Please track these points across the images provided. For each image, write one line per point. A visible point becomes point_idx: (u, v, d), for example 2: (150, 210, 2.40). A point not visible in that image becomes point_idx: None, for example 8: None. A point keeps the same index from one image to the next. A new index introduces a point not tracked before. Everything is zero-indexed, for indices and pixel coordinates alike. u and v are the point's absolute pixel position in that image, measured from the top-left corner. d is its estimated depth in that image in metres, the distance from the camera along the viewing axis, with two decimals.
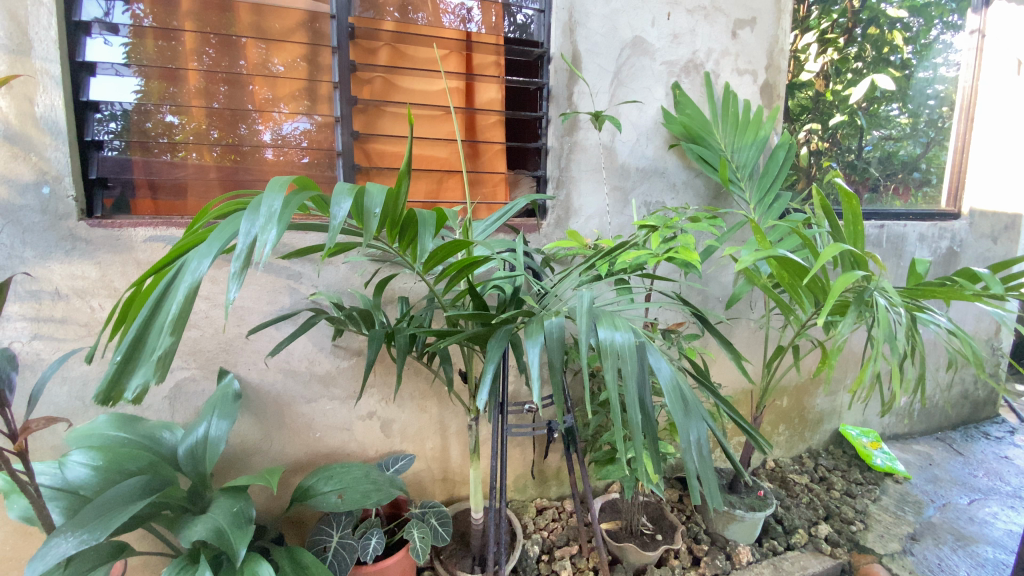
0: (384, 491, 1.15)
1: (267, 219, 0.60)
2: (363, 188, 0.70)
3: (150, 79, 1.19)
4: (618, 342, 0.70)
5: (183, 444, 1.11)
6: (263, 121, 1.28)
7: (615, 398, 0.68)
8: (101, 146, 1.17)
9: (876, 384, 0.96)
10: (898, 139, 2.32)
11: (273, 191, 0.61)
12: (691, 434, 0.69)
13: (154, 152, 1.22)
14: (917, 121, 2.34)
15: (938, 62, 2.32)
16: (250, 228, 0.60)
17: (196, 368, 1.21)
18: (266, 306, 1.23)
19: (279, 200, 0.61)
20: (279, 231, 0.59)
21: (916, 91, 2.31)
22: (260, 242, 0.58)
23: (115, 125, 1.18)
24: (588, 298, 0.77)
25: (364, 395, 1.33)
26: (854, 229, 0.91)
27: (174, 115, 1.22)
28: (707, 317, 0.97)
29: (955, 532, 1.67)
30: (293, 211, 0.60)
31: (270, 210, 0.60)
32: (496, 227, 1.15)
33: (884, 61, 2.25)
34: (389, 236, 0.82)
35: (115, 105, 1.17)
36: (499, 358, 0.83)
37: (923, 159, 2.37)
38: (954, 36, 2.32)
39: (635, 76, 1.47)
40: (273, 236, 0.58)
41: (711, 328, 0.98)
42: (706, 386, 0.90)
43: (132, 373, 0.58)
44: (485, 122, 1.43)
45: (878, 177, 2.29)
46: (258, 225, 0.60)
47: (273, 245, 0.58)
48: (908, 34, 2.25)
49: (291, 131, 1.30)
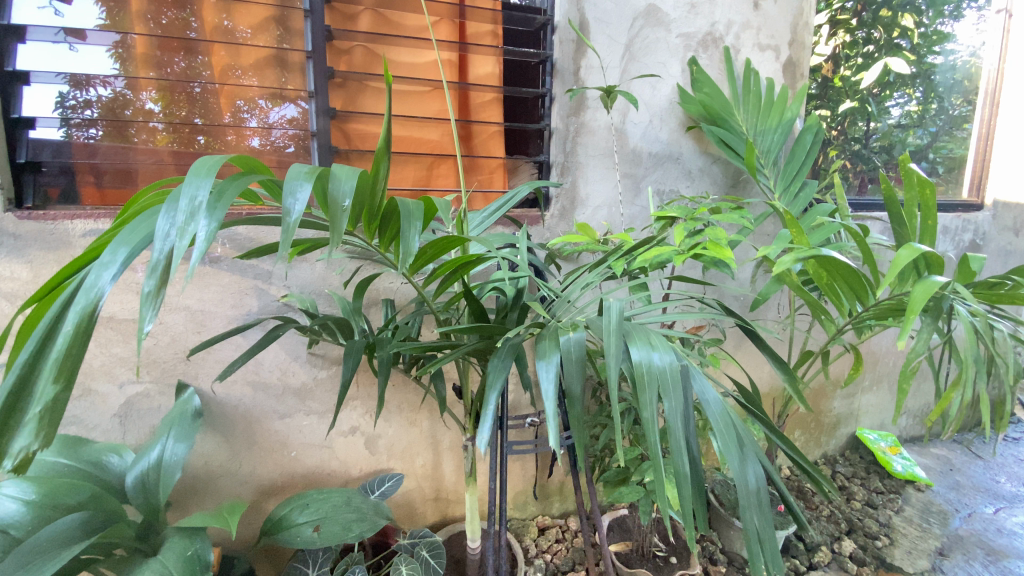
0: (368, 521, 1.00)
1: (188, 215, 0.43)
2: (329, 171, 0.54)
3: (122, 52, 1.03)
4: (656, 366, 0.55)
5: (133, 473, 0.95)
6: (245, 104, 1.12)
7: (656, 442, 0.53)
8: (70, 132, 1.02)
9: (963, 415, 0.81)
10: (909, 127, 2.19)
11: (198, 177, 0.45)
12: (750, 479, 0.54)
13: (127, 137, 1.06)
14: (927, 108, 2.20)
15: (955, 47, 2.19)
16: (167, 227, 0.43)
17: (150, 382, 1.06)
18: (230, 310, 1.07)
19: (205, 189, 0.44)
20: (209, 231, 0.43)
21: (929, 76, 2.17)
22: (182, 247, 0.42)
23: (93, 113, 1.03)
24: (616, 309, 0.61)
25: (344, 409, 1.18)
26: (927, 223, 0.76)
27: (152, 100, 1.06)
28: (756, 329, 0.76)
29: (984, 546, 1.55)
30: (225, 204, 0.44)
31: (193, 203, 0.43)
32: (494, 220, 1.00)
33: (896, 45, 2.11)
34: (365, 231, 0.66)
35: (85, 89, 1.02)
36: (501, 385, 0.66)
37: (930, 149, 2.24)
38: (972, 18, 2.19)
39: (648, 49, 1.31)
40: (200, 241, 0.42)
41: (762, 343, 0.76)
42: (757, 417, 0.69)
43: (12, 432, 0.43)
44: (480, 100, 1.27)
45: (878, 167, 2.15)
46: (176, 222, 0.43)
47: (200, 254, 0.42)
48: (919, 18, 2.11)
49: (277, 119, 1.15)
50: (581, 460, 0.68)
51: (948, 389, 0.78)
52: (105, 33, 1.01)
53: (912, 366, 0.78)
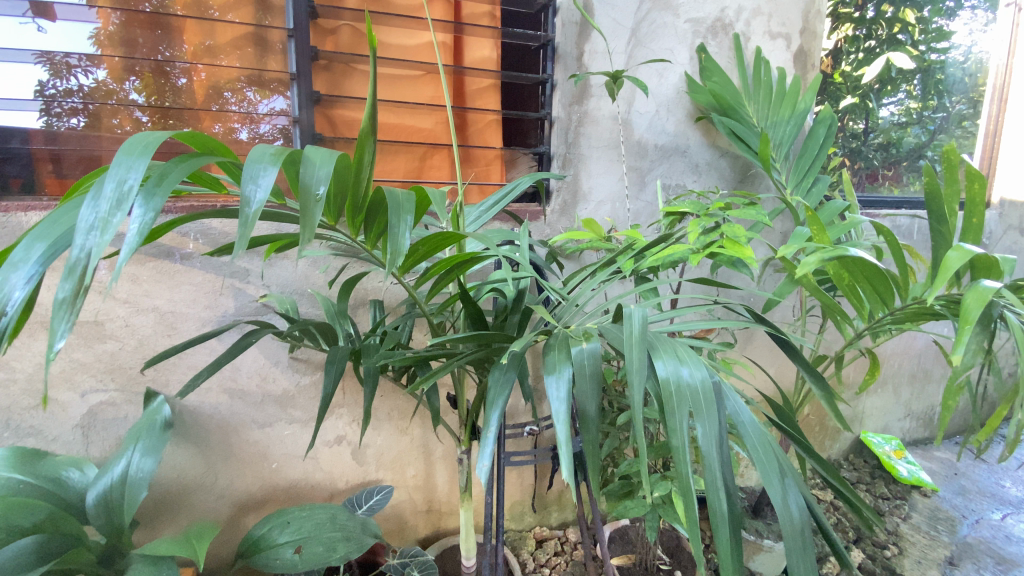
0: (355, 541, 0.92)
1: (115, 203, 0.36)
2: (300, 153, 0.46)
3: (111, 34, 0.95)
4: (686, 383, 0.47)
5: (94, 489, 0.85)
6: (232, 95, 1.04)
7: (687, 472, 0.45)
8: (50, 122, 0.94)
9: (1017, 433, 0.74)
10: (907, 124, 2.13)
11: (129, 157, 0.38)
12: (793, 513, 0.47)
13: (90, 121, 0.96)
14: (926, 105, 2.14)
15: (956, 43, 2.14)
16: (90, 218, 0.36)
17: (116, 390, 0.97)
18: (204, 311, 0.99)
19: (138, 171, 0.37)
20: (142, 222, 0.37)
21: (929, 73, 2.12)
22: (105, 242, 0.35)
23: (76, 103, 0.95)
24: (638, 317, 0.53)
25: (329, 417, 1.10)
26: (972, 221, 0.69)
27: (136, 90, 0.98)
28: (789, 338, 0.68)
29: (994, 554, 1.50)
30: (164, 190, 0.37)
31: (120, 189, 0.36)
32: (492, 215, 0.92)
33: (898, 40, 2.05)
34: (348, 225, 0.58)
35: (65, 78, 0.94)
36: (504, 402, 0.58)
37: (929, 147, 2.18)
38: (972, 14, 2.14)
39: (655, 35, 1.23)
40: (130, 234, 0.36)
41: (797, 355, 0.68)
42: (796, 439, 0.60)
43: None
44: (475, 86, 1.18)
45: (878, 165, 2.09)
46: (100, 211, 0.36)
47: (129, 249, 0.35)
48: (919, 14, 2.06)
49: (266, 112, 1.06)
50: (592, 491, 0.60)
51: (1004, 405, 0.71)
52: (73, 6, 0.92)
53: (959, 380, 0.71)
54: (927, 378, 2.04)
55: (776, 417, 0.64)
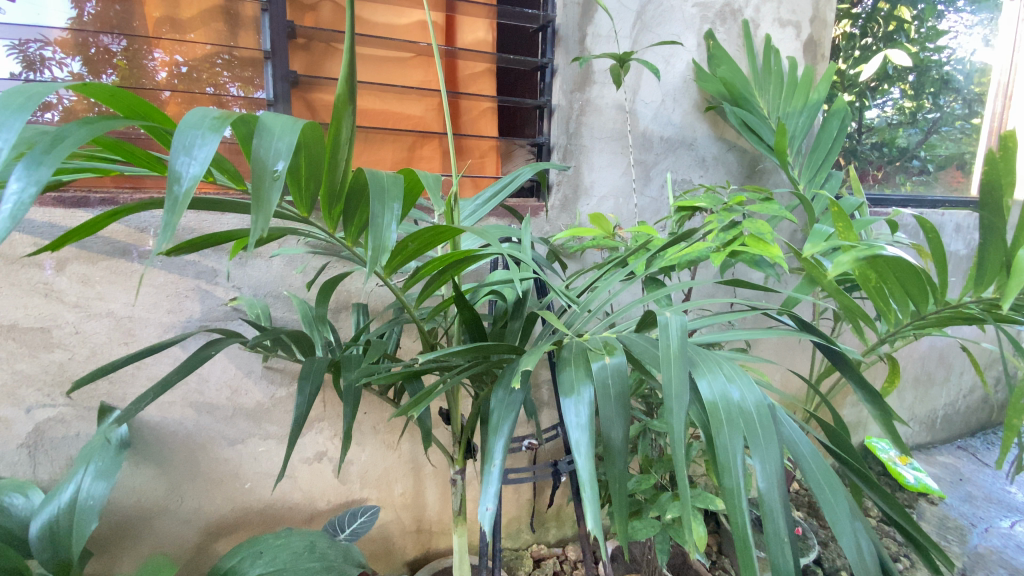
0: (337, 572, 0.82)
1: None
2: (250, 119, 0.37)
3: (85, 20, 0.85)
4: (737, 406, 0.39)
5: (39, 518, 0.73)
6: (214, 89, 0.94)
7: (744, 519, 0.37)
8: None
9: None
10: (900, 124, 2.07)
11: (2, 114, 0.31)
12: (867, 564, 0.39)
13: None
14: (920, 105, 2.09)
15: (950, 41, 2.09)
16: None
17: (66, 406, 0.86)
18: (166, 316, 0.89)
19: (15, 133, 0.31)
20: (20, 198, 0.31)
21: (924, 71, 2.06)
22: None
23: None
24: (676, 326, 0.45)
25: (309, 432, 1.00)
26: None
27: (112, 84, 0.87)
28: (841, 349, 0.60)
29: (1007, 565, 1.45)
30: (52, 160, 0.31)
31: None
32: (490, 209, 0.82)
33: (894, 38, 1.99)
34: (324, 218, 0.48)
35: (39, 71, 0.83)
36: (511, 427, 0.49)
37: (923, 147, 2.13)
38: (963, 12, 2.09)
39: (661, 18, 1.15)
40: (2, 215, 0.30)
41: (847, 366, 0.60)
42: (854, 468, 0.52)
43: None
44: (470, 71, 1.09)
45: (875, 165, 2.04)
46: None
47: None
48: (914, 11, 2.00)
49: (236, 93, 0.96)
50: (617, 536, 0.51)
51: None
52: None
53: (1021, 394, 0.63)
54: (929, 381, 1.99)
55: (827, 440, 0.56)
